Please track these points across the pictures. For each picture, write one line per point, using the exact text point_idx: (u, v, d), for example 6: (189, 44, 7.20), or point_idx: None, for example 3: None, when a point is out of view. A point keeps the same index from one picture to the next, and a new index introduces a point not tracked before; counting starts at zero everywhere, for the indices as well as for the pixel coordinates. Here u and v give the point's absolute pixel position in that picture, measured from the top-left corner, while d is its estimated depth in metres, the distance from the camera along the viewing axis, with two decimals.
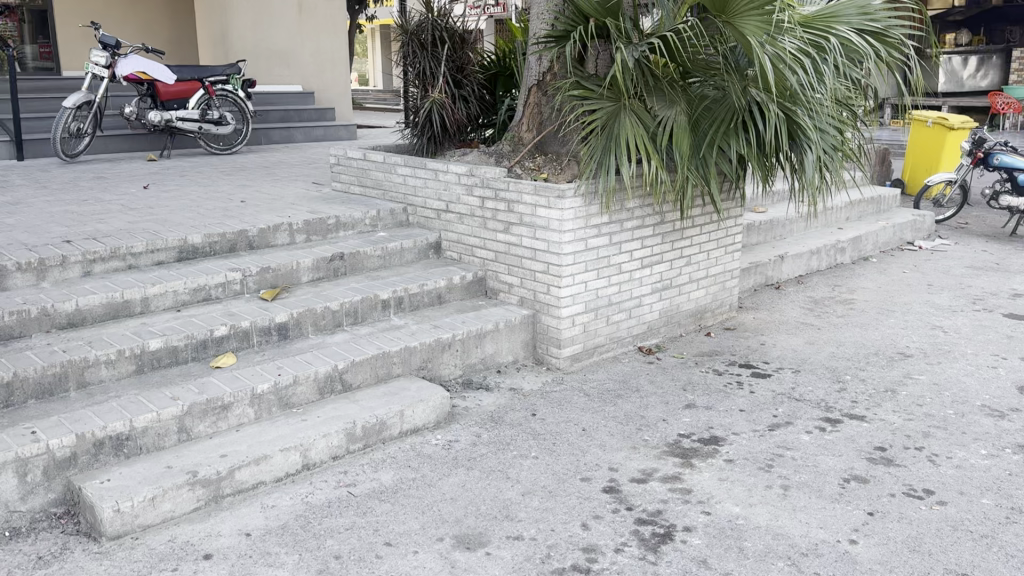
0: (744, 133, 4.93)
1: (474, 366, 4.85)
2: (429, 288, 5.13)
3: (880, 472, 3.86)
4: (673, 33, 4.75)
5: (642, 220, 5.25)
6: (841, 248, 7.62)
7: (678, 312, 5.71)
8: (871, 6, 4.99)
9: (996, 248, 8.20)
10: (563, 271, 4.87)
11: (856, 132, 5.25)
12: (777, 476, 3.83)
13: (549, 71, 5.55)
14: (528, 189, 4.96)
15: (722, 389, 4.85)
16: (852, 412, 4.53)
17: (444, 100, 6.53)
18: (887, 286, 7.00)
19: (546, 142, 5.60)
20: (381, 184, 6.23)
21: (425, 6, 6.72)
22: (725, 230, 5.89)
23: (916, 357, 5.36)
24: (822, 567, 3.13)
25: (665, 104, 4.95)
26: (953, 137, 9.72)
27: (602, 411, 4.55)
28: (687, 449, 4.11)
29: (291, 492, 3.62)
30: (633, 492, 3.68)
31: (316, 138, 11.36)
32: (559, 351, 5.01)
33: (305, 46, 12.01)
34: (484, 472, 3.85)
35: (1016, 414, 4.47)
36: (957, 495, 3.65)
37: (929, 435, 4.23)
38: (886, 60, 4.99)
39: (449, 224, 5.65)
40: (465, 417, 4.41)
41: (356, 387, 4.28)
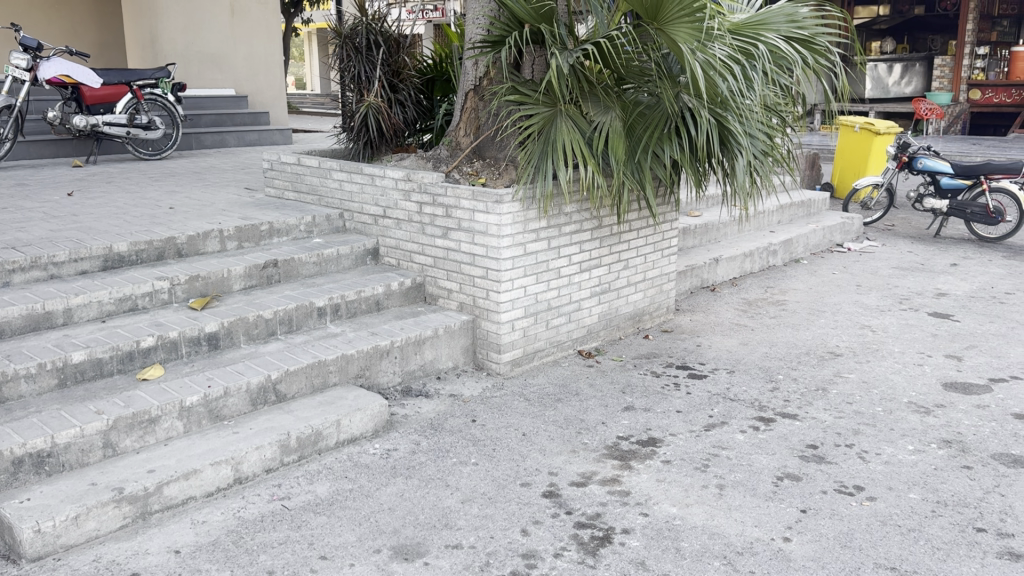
0: (677, 139, 5.00)
1: (413, 373, 4.80)
2: (366, 294, 5.06)
3: (812, 470, 3.94)
4: (608, 40, 4.79)
5: (580, 226, 5.27)
6: (773, 250, 7.80)
7: (616, 315, 5.76)
8: (799, 14, 5.11)
9: (921, 250, 8.49)
10: (502, 276, 4.86)
11: (786, 138, 5.38)
12: (713, 476, 3.88)
13: (485, 76, 5.54)
14: (465, 195, 4.94)
15: (659, 391, 4.90)
16: (785, 411, 4.62)
17: (380, 104, 6.46)
18: (818, 287, 7.18)
19: (483, 146, 5.58)
20: (316, 190, 6.13)
21: (359, 8, 6.63)
22: (661, 234, 5.97)
23: (846, 356, 5.50)
24: (757, 565, 3.18)
25: (601, 110, 4.99)
26: (879, 141, 10.03)
27: (542, 415, 4.54)
28: (626, 451, 4.13)
29: (222, 507, 3.52)
30: (572, 496, 3.68)
31: (250, 142, 11.14)
32: (498, 357, 4.99)
33: (239, 50, 11.96)
34: (423, 481, 3.80)
35: (941, 410, 4.62)
36: (886, 490, 3.75)
37: (859, 432, 4.34)
38: (813, 66, 5.11)
39: (386, 229, 5.59)
40: (404, 425, 4.36)
41: (292, 398, 4.19)
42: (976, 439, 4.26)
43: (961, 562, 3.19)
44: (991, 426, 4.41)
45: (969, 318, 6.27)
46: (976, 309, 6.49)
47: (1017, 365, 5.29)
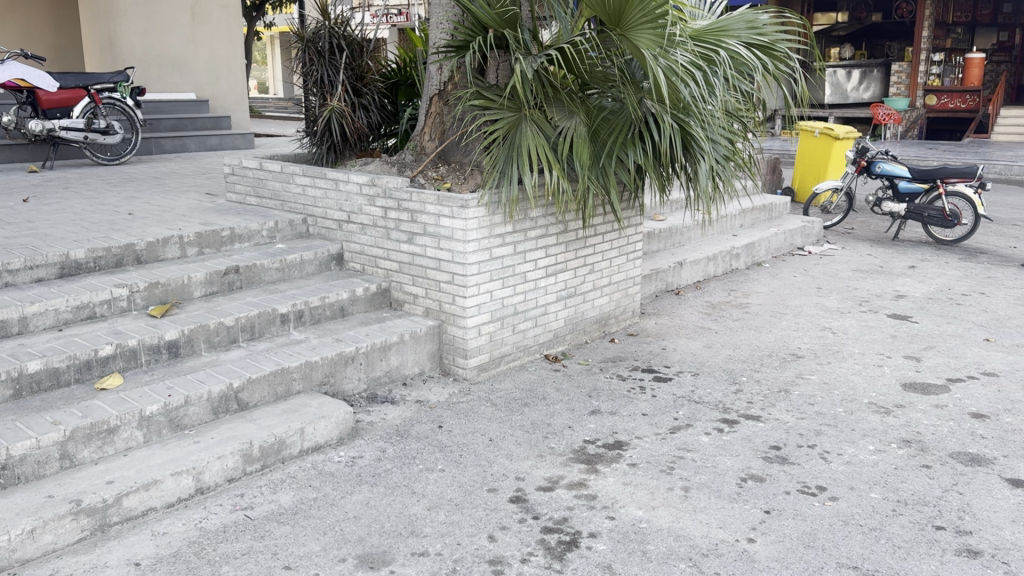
0: (641, 144, 5.03)
1: (378, 380, 4.76)
2: (330, 300, 5.01)
3: (775, 471, 3.98)
4: (571, 45, 4.81)
5: (545, 230, 5.29)
6: (736, 254, 7.88)
7: (582, 319, 5.77)
8: (759, 21, 5.17)
9: (880, 252, 8.65)
10: (468, 281, 4.84)
11: (747, 143, 5.45)
12: (678, 478, 3.91)
13: (450, 81, 5.53)
14: (431, 199, 4.92)
15: (625, 394, 4.93)
16: (749, 413, 4.66)
17: (343, 108, 6.41)
18: (780, 290, 7.27)
19: (448, 151, 5.56)
20: (278, 195, 6.07)
21: (321, 12, 6.58)
22: (626, 238, 6.00)
23: (807, 358, 5.58)
24: (722, 566, 3.20)
25: (566, 115, 5.00)
26: (839, 146, 10.18)
27: (508, 420, 4.54)
28: (592, 455, 4.14)
29: (184, 518, 3.46)
30: (539, 501, 3.68)
31: (211, 147, 10.99)
32: (465, 362, 4.98)
33: (200, 55, 11.83)
34: (389, 488, 3.77)
35: (900, 410, 4.70)
36: (847, 490, 3.80)
37: (821, 433, 4.40)
38: (773, 72, 5.17)
39: (350, 235, 5.54)
40: (369, 432, 4.33)
41: (254, 406, 4.13)
42: (934, 438, 4.34)
43: (921, 560, 3.24)
44: (949, 425, 4.50)
45: (926, 320, 6.39)
46: (933, 310, 6.62)
47: (973, 365, 5.41)
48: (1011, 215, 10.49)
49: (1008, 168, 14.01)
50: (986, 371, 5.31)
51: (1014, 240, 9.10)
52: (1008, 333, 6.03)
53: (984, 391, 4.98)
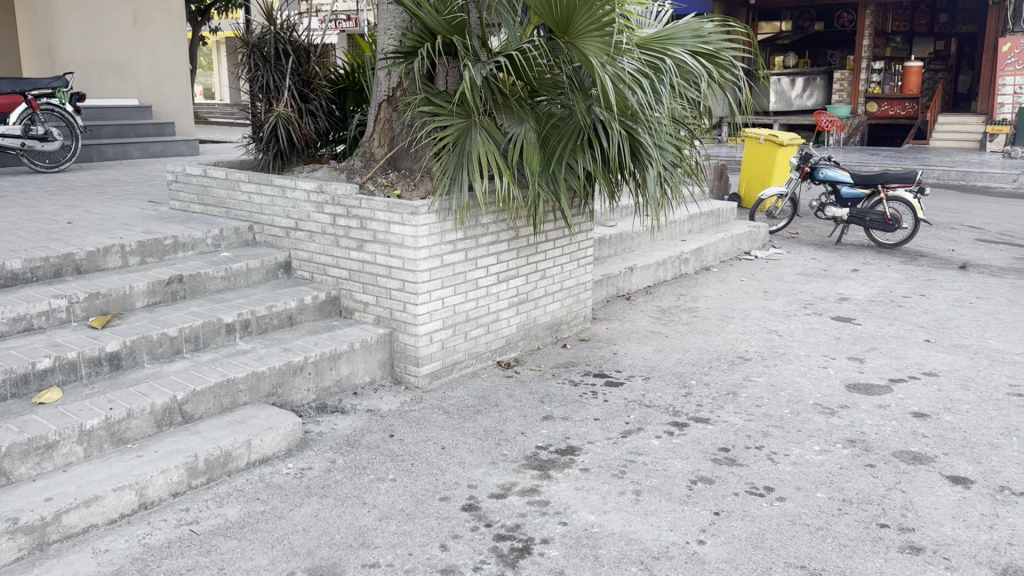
0: (590, 151, 5.07)
1: (328, 390, 4.70)
2: (278, 309, 4.94)
3: (724, 472, 4.04)
4: (520, 52, 4.82)
5: (496, 237, 5.28)
6: (685, 259, 7.98)
7: (535, 325, 5.78)
8: (704, 29, 5.23)
9: (824, 256, 8.85)
10: (419, 288, 4.81)
11: (694, 150, 5.53)
12: (629, 482, 3.93)
13: (399, 87, 5.50)
14: (380, 206, 4.88)
15: (577, 399, 4.94)
16: (698, 416, 4.72)
17: (290, 114, 6.32)
18: (728, 294, 7.38)
19: (398, 157, 5.52)
20: (223, 203, 5.96)
21: (266, 17, 6.48)
22: (577, 244, 6.03)
23: (754, 360, 5.67)
24: (673, 569, 3.23)
25: (515, 121, 5.01)
26: (783, 152, 10.40)
27: (461, 427, 4.51)
28: (545, 461, 4.14)
29: (126, 534, 3.36)
30: (492, 508, 3.67)
31: (154, 154, 10.76)
32: (417, 370, 4.94)
33: (142, 61, 11.63)
34: (339, 500, 3.72)
35: (844, 411, 4.80)
36: (794, 490, 3.86)
37: (768, 434, 4.47)
38: (718, 80, 5.26)
39: (298, 242, 5.47)
40: (319, 443, 4.27)
41: (199, 418, 4.04)
42: (878, 438, 4.44)
43: (866, 558, 3.31)
44: (891, 425, 4.61)
45: (869, 321, 6.55)
46: (875, 312, 6.80)
47: (914, 365, 5.56)
48: (948, 218, 10.84)
49: (945, 173, 14.48)
50: (926, 371, 5.46)
51: (951, 243, 9.39)
52: (947, 334, 6.21)
53: (924, 391, 5.12)
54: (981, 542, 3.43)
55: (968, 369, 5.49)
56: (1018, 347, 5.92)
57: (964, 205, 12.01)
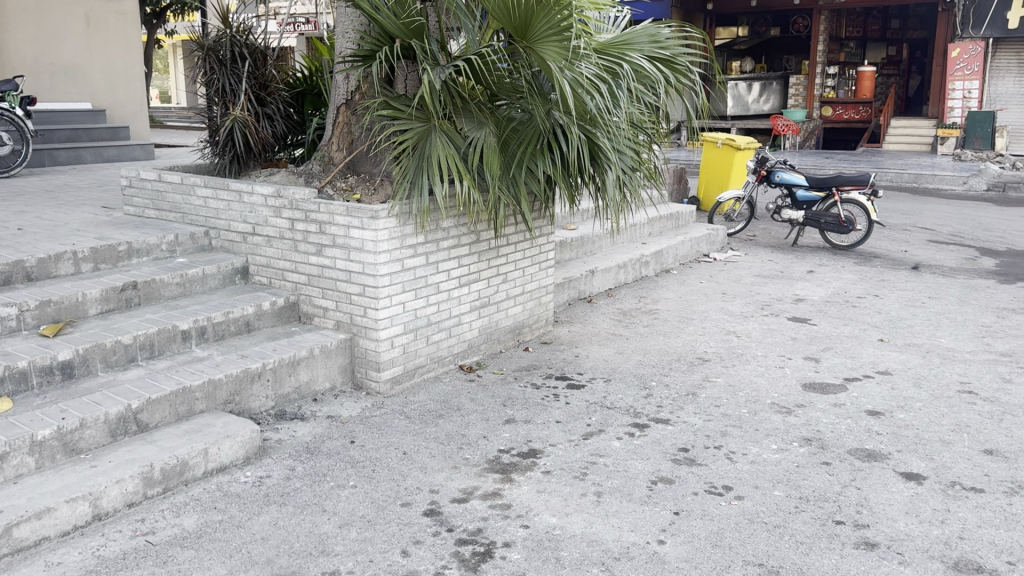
0: (550, 154, 5.10)
1: (287, 397, 4.65)
2: (235, 315, 4.87)
3: (684, 472, 4.08)
4: (479, 57, 4.83)
5: (457, 240, 5.27)
6: (645, 261, 8.06)
7: (496, 329, 5.79)
8: (661, 35, 5.31)
9: (781, 258, 8.99)
10: (380, 292, 4.78)
11: (653, 154, 5.58)
12: (591, 484, 3.95)
13: (357, 91, 5.47)
14: (339, 210, 4.85)
15: (539, 402, 4.96)
16: (658, 416, 4.77)
17: (247, 117, 6.25)
18: (687, 295, 7.47)
19: (357, 161, 5.48)
20: (179, 208, 5.87)
21: (222, 20, 6.40)
22: (538, 247, 6.05)
23: (713, 361, 5.74)
24: (633, 569, 3.25)
25: (475, 125, 5.02)
26: (740, 157, 10.55)
27: (422, 432, 4.50)
28: (507, 464, 4.15)
29: (79, 547, 3.29)
30: (453, 513, 3.66)
31: (108, 158, 10.56)
32: (377, 375, 4.91)
33: (95, 63, 11.40)
34: (298, 508, 3.68)
35: (801, 409, 4.89)
36: (752, 489, 3.92)
37: (727, 434, 4.53)
38: (675, 85, 5.32)
39: (256, 247, 5.41)
40: (278, 450, 4.22)
41: (155, 427, 3.97)
42: (833, 436, 4.52)
43: (822, 554, 3.37)
44: (847, 423, 4.70)
45: (824, 322, 6.68)
46: (830, 313, 6.93)
47: (868, 364, 5.67)
48: (901, 220, 11.09)
49: (898, 176, 14.83)
50: (880, 369, 5.58)
51: (904, 244, 9.61)
52: (900, 333, 6.35)
53: (878, 389, 5.23)
54: (933, 536, 3.51)
55: (921, 367, 5.62)
56: (968, 345, 6.07)
57: (916, 207, 12.30)
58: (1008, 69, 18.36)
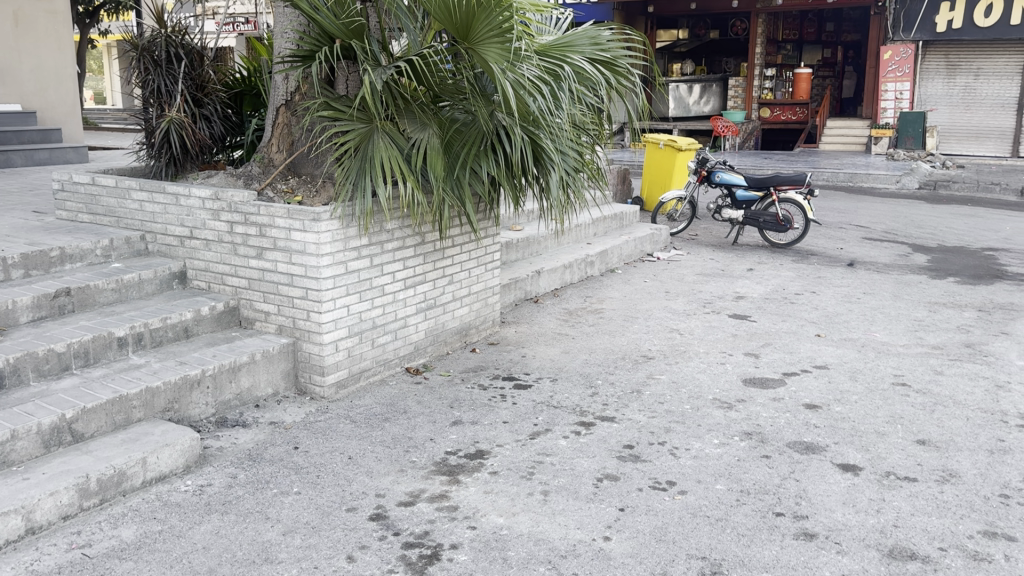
0: (493, 155, 5.10)
1: (228, 404, 4.57)
2: (173, 321, 4.77)
3: (629, 469, 4.13)
4: (420, 57, 4.81)
5: (402, 242, 5.24)
6: (590, 261, 8.13)
7: (443, 331, 5.77)
8: (602, 37, 5.35)
9: (722, 256, 9.16)
10: (323, 296, 4.72)
11: (596, 155, 5.63)
12: (537, 483, 3.98)
13: (297, 91, 5.41)
14: (280, 213, 4.78)
15: (486, 403, 4.97)
16: (604, 415, 4.81)
17: (183, 119, 6.13)
18: (632, 295, 7.55)
19: (298, 163, 5.41)
20: (113, 212, 5.71)
21: (157, 20, 6.27)
22: (484, 249, 6.05)
23: (657, 358, 5.82)
24: (580, 566, 3.28)
25: (418, 126, 5.00)
26: (681, 157, 10.70)
27: (368, 436, 4.46)
28: (454, 466, 4.14)
29: (12, 562, 3.18)
30: (400, 516, 3.64)
31: (40, 161, 10.24)
32: (322, 379, 4.85)
33: (25, 62, 11.04)
34: (240, 516, 3.62)
35: (742, 404, 5.00)
36: (695, 483, 3.99)
37: (670, 430, 4.60)
38: (617, 87, 5.37)
39: (194, 251, 5.30)
40: (219, 458, 4.14)
41: (90, 437, 3.86)
42: (772, 430, 4.63)
43: (763, 546, 3.45)
44: (785, 417, 4.81)
45: (764, 318, 6.83)
46: (769, 309, 7.08)
47: (806, 359, 5.82)
48: (836, 219, 11.39)
49: (834, 175, 15.25)
50: (817, 364, 5.73)
51: (840, 242, 9.88)
52: (836, 329, 6.52)
53: (816, 383, 5.37)
54: (869, 525, 3.62)
55: (856, 361, 5.78)
56: (902, 339, 6.27)
57: (851, 205, 12.65)
58: (936, 71, 19.01)
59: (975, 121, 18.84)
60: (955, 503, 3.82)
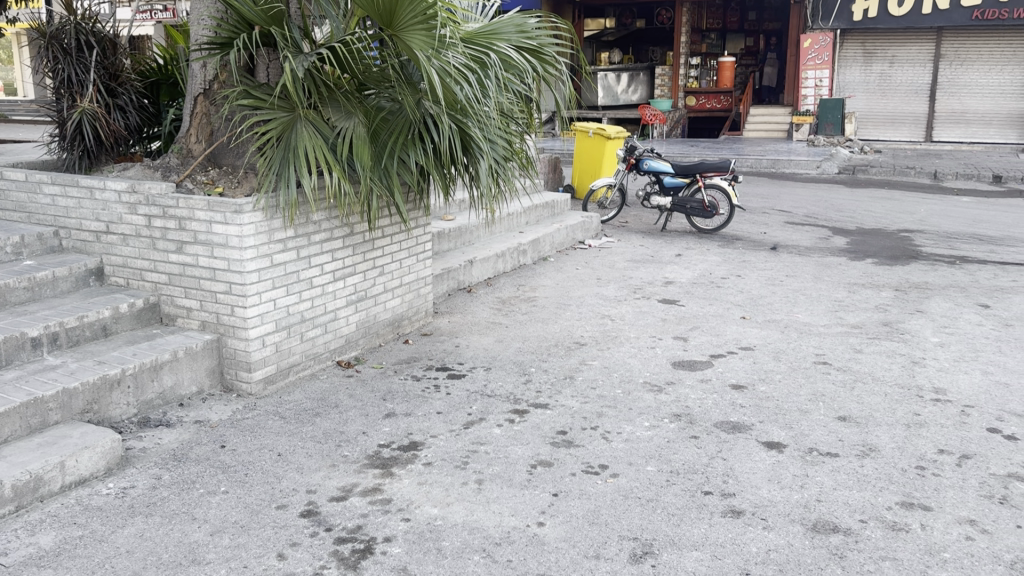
0: (420, 144, 5.06)
1: (150, 403, 4.43)
2: (89, 319, 4.60)
3: (562, 454, 4.17)
4: (343, 44, 4.72)
5: (330, 234, 5.16)
6: (523, 250, 8.14)
7: (375, 322, 5.71)
8: (527, 25, 5.32)
9: (652, 243, 9.30)
10: (248, 290, 4.61)
11: (525, 144, 5.63)
12: (472, 472, 3.97)
13: (216, 80, 5.26)
14: (200, 205, 4.64)
15: (420, 394, 4.94)
16: (538, 402, 4.84)
17: (96, 109, 5.89)
18: (564, 282, 7.60)
19: (218, 153, 5.27)
20: (24, 207, 5.47)
21: (66, 6, 6.00)
22: (415, 239, 6.00)
23: (589, 345, 5.87)
24: (513, 553, 3.30)
25: (343, 115, 4.91)
26: (611, 145, 10.83)
27: (298, 432, 4.39)
28: (387, 459, 4.11)
29: None
30: (332, 512, 3.59)
31: None
32: (249, 376, 4.74)
33: None
34: (166, 517, 3.52)
35: (671, 387, 5.09)
36: (627, 466, 4.05)
37: (602, 414, 4.66)
38: (544, 75, 5.36)
39: (110, 246, 5.11)
40: (142, 460, 4.02)
41: (3, 442, 3.70)
42: (701, 411, 4.73)
43: (692, 525, 3.52)
44: (713, 398, 4.92)
45: (692, 302, 6.96)
46: (697, 294, 7.22)
47: (732, 341, 5.96)
48: (760, 204, 11.69)
49: (757, 161, 15.63)
50: (743, 346, 5.86)
51: (764, 226, 10.14)
52: (760, 311, 6.70)
53: (741, 363, 5.51)
54: (793, 501, 3.73)
55: (780, 342, 5.95)
56: (823, 319, 6.48)
57: (775, 190, 13.00)
58: (854, 59, 19.61)
59: (891, 107, 19.57)
60: (875, 476, 3.97)
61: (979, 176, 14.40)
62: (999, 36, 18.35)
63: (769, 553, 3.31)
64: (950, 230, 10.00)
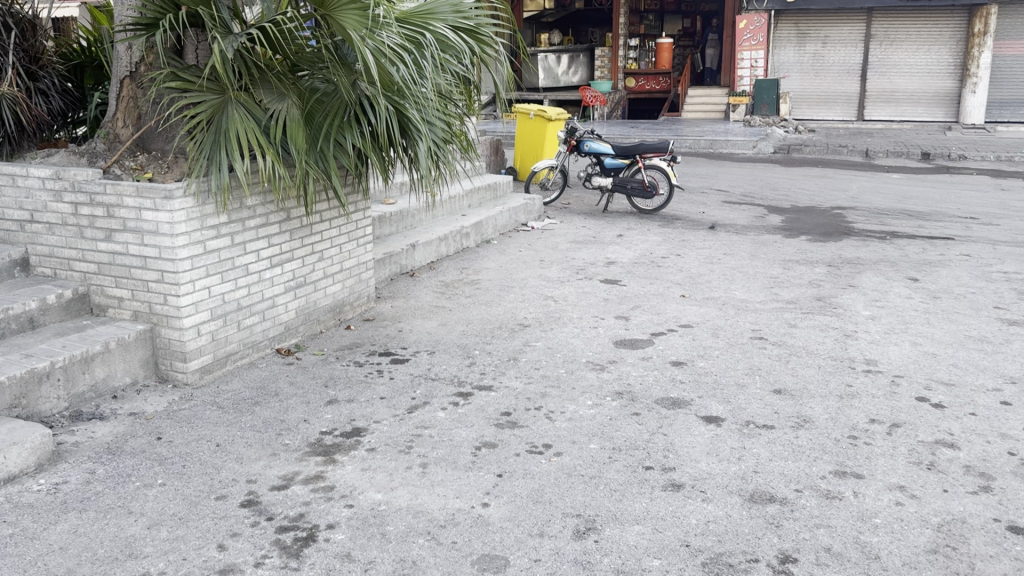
0: (357, 127, 4.99)
1: (82, 396, 4.31)
2: (15, 312, 4.45)
3: (506, 436, 4.18)
4: (273, 24, 4.61)
5: (265, 219, 5.06)
6: (466, 233, 8.12)
7: (315, 309, 5.64)
8: (464, 4, 5.26)
9: (594, 224, 9.36)
10: (181, 278, 4.50)
11: (464, 125, 5.60)
12: (416, 456, 3.97)
13: (142, 62, 5.10)
14: (128, 191, 4.50)
15: (362, 380, 4.90)
16: (481, 384, 4.85)
17: (19, 94, 5.62)
18: (507, 265, 7.61)
19: (147, 137, 5.11)
20: None
21: None
22: (354, 223, 5.93)
23: (533, 326, 5.90)
24: (458, 535, 3.31)
25: (276, 97, 4.81)
26: (551, 127, 10.84)
27: (237, 422, 4.32)
28: (330, 446, 4.07)
29: None
30: (273, 501, 3.55)
31: None
32: (184, 366, 4.64)
33: None
34: (101, 511, 3.44)
35: (613, 365, 5.16)
36: (570, 444, 4.09)
37: (546, 394, 4.69)
38: (481, 55, 5.32)
39: (35, 236, 4.93)
40: (75, 454, 3.91)
41: None
42: (642, 388, 4.80)
43: (634, 500, 3.58)
44: (653, 375, 5.00)
45: (633, 282, 7.04)
46: (639, 273, 7.30)
47: (672, 319, 6.05)
48: (699, 184, 11.86)
49: (696, 142, 15.85)
50: (682, 323, 5.96)
51: (703, 206, 10.30)
52: (699, 289, 6.81)
53: (681, 341, 5.60)
54: (731, 473, 3.82)
55: (718, 318, 6.06)
56: (759, 295, 6.62)
57: (712, 170, 13.20)
58: (788, 39, 19.97)
59: (824, 87, 20.02)
60: (809, 447, 4.09)
61: (909, 153, 14.86)
62: (926, 17, 18.92)
63: (708, 524, 3.39)
64: (881, 206, 10.31)
